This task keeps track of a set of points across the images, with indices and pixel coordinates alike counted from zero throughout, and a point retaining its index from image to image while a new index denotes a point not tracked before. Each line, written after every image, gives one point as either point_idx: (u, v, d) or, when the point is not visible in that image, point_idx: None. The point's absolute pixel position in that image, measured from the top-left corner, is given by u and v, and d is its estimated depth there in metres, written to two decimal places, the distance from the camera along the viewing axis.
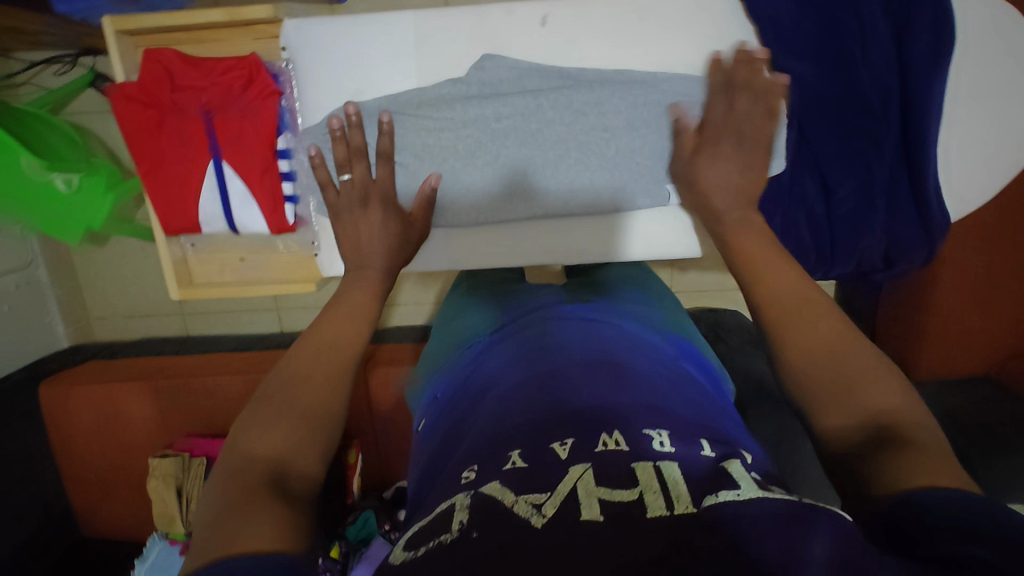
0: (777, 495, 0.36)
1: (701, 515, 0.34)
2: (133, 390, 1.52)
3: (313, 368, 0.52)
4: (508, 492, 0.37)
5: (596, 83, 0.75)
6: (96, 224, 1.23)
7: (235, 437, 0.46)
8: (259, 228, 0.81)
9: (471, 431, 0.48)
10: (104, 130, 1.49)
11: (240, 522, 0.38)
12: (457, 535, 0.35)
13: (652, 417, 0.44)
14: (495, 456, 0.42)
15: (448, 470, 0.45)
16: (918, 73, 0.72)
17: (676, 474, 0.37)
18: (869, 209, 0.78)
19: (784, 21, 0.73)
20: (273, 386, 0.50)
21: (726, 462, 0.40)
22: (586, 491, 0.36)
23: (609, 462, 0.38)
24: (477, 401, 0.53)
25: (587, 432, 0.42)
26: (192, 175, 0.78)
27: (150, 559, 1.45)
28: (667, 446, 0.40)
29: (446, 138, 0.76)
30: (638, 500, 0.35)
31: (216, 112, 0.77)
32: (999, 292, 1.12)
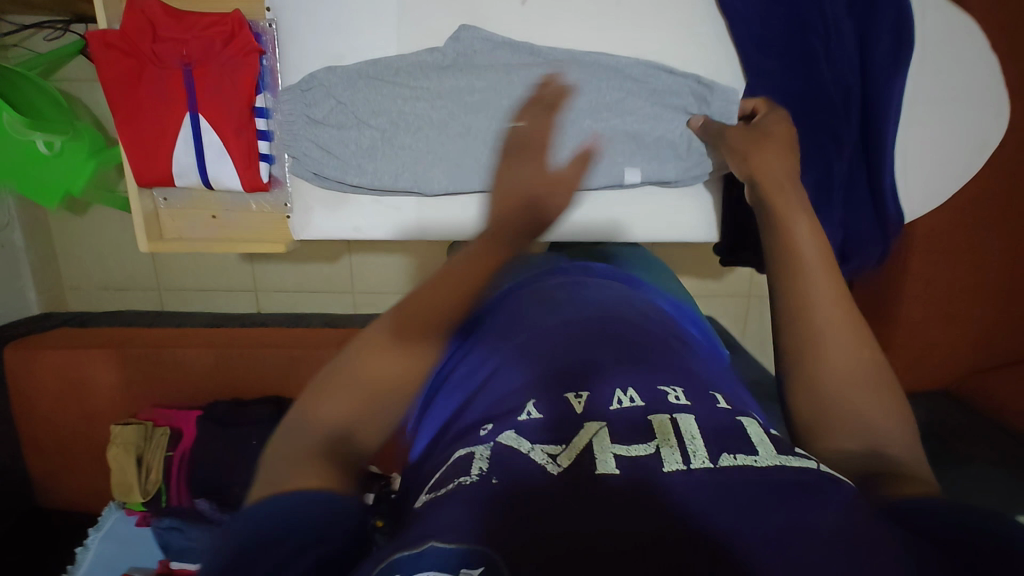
0: (798, 461, 0.33)
1: (717, 473, 0.32)
2: (101, 358, 1.51)
3: (398, 339, 0.45)
4: (524, 440, 0.35)
5: (564, 62, 0.78)
6: (76, 189, 1.25)
7: (303, 405, 0.40)
8: (232, 184, 0.82)
9: (479, 385, 0.45)
10: (92, 98, 1.49)
11: (292, 466, 0.36)
12: (476, 478, 0.32)
13: (668, 372, 0.42)
14: (510, 408, 0.39)
15: (458, 425, 0.42)
16: (877, 72, 0.76)
17: (692, 428, 0.35)
18: (828, 201, 0.79)
19: (752, 17, 0.77)
20: (348, 359, 0.43)
21: (741, 417, 0.38)
22: (601, 448, 0.34)
23: (624, 419, 0.36)
24: (477, 354, 0.49)
25: (604, 385, 0.40)
26: (168, 127, 0.79)
27: (105, 527, 1.44)
28: (684, 400, 0.38)
29: (421, 107, 0.79)
30: (654, 454, 0.33)
31: (196, 64, 0.77)
32: (965, 308, 1.15)
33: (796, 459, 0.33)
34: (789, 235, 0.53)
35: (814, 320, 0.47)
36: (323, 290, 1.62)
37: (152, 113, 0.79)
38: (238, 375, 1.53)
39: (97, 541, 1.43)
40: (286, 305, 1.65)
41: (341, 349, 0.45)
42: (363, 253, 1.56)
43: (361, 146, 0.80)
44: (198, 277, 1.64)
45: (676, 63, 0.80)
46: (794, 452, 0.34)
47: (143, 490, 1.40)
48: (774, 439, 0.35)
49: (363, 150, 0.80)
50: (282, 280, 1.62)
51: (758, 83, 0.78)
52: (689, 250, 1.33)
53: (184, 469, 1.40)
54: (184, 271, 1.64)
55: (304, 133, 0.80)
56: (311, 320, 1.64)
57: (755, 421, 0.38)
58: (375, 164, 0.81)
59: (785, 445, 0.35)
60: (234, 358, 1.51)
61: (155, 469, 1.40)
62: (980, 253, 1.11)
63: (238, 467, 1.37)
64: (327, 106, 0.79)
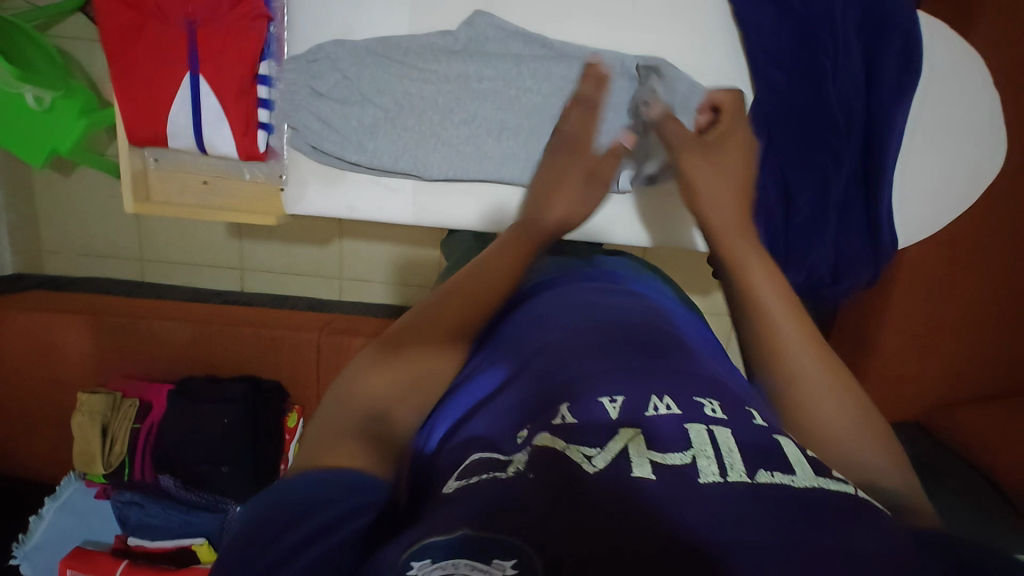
0: (839, 486, 0.32)
1: (757, 489, 0.30)
2: (74, 324, 1.46)
3: (434, 330, 0.49)
4: (558, 439, 0.34)
5: (576, 58, 0.77)
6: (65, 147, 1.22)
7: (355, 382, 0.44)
8: (227, 149, 0.80)
9: (510, 385, 0.44)
10: (88, 59, 1.45)
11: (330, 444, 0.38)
12: (513, 474, 0.31)
13: (706, 382, 0.41)
14: (545, 412, 0.38)
15: (491, 423, 0.40)
16: (881, 96, 0.76)
17: (730, 442, 0.34)
18: (822, 221, 0.80)
19: (767, 30, 0.76)
20: (387, 345, 0.47)
21: (778, 435, 0.36)
22: (637, 452, 0.33)
23: (661, 425, 0.35)
24: (504, 357, 0.48)
25: (640, 391, 0.39)
26: (166, 86, 0.77)
27: (62, 498, 1.39)
28: (719, 414, 0.37)
29: (427, 90, 0.78)
30: (690, 464, 0.32)
31: (201, 24, 0.75)
32: (943, 343, 1.16)
33: (835, 481, 0.32)
34: (745, 280, 0.52)
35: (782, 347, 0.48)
36: (311, 274, 1.60)
37: (150, 69, 0.76)
38: (215, 353, 1.49)
39: (52, 511, 1.38)
40: (272, 287, 1.62)
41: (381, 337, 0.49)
42: (355, 240, 1.54)
43: (364, 124, 0.79)
44: (182, 251, 1.60)
45: (688, 70, 0.79)
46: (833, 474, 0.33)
47: (105, 462, 1.35)
48: (811, 459, 0.34)
49: (363, 129, 0.79)
50: (270, 261, 1.59)
51: (765, 95, 0.78)
52: (682, 263, 1.33)
53: (150, 443, 1.36)
54: (168, 244, 1.60)
55: (308, 107, 0.79)
56: (295, 304, 1.61)
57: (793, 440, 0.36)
58: (374, 145, 0.80)
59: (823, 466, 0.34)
60: (216, 335, 1.47)
61: (121, 440, 1.36)
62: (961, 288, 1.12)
63: (207, 446, 1.34)
64: (332, 79, 0.78)
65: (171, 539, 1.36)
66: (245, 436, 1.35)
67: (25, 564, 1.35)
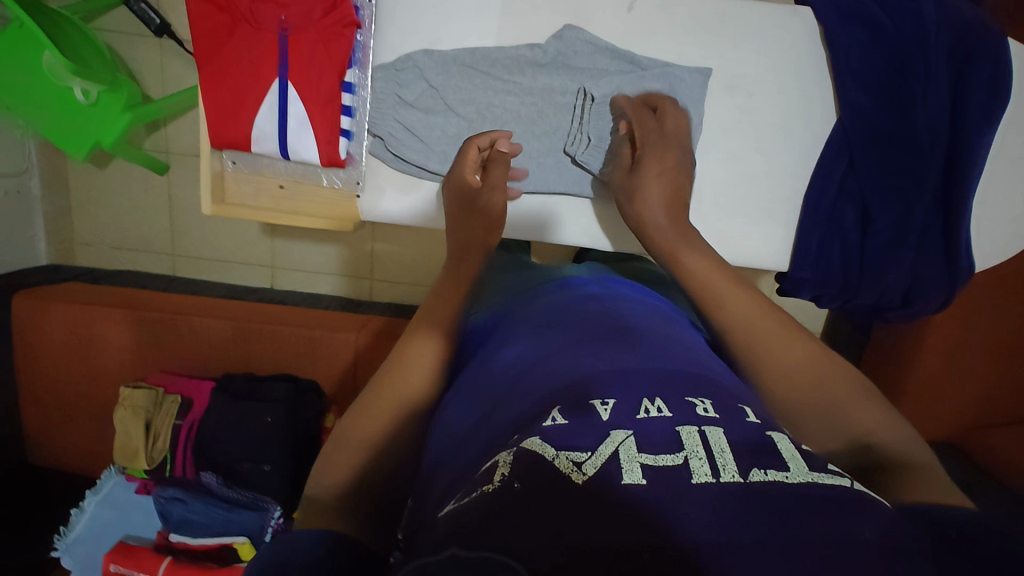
0: (830, 479, 0.33)
1: (749, 489, 0.31)
2: (114, 317, 1.46)
3: (382, 405, 0.54)
4: (549, 446, 0.35)
5: (663, 73, 0.77)
6: (105, 141, 1.29)
7: (346, 422, 0.54)
8: (310, 156, 0.80)
9: (489, 407, 0.48)
10: (129, 52, 1.44)
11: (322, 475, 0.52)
12: (499, 484, 0.34)
13: (697, 389, 0.42)
14: (535, 419, 0.41)
15: (481, 441, 0.44)
16: (969, 121, 0.76)
17: (722, 442, 0.35)
18: (902, 245, 0.80)
19: (855, 51, 0.77)
20: (342, 430, 0.53)
21: (771, 433, 0.37)
22: (627, 456, 0.34)
23: (650, 427, 0.36)
24: (474, 385, 0.53)
25: (629, 396, 0.40)
26: (252, 91, 0.77)
27: (103, 492, 1.41)
28: (711, 413, 0.38)
29: (511, 101, 0.79)
30: (682, 465, 0.33)
31: (293, 29, 0.76)
32: (982, 364, 1.15)
33: (829, 476, 0.33)
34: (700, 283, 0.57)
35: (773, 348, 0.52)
36: (338, 273, 1.58)
37: (238, 73, 0.77)
38: (253, 349, 1.48)
39: (93, 505, 1.40)
40: (304, 286, 1.61)
41: (342, 418, 0.55)
42: (387, 241, 1.53)
43: (448, 132, 0.79)
44: (215, 247, 1.60)
45: (769, 88, 0.80)
46: (827, 469, 0.34)
47: (148, 456, 1.36)
48: (805, 454, 0.35)
49: (448, 136, 0.79)
50: (300, 259, 1.58)
51: (850, 117, 0.78)
52: None
53: (192, 439, 1.36)
54: (202, 240, 1.60)
55: (393, 114, 0.79)
56: (327, 303, 1.60)
57: (787, 437, 0.37)
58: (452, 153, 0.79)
59: (816, 461, 0.35)
60: (254, 332, 1.47)
61: (164, 437, 1.36)
62: (1008, 312, 1.10)
63: (250, 443, 1.34)
64: (418, 89, 0.78)
65: (211, 537, 1.35)
66: (285, 437, 1.34)
67: (66, 557, 1.36)
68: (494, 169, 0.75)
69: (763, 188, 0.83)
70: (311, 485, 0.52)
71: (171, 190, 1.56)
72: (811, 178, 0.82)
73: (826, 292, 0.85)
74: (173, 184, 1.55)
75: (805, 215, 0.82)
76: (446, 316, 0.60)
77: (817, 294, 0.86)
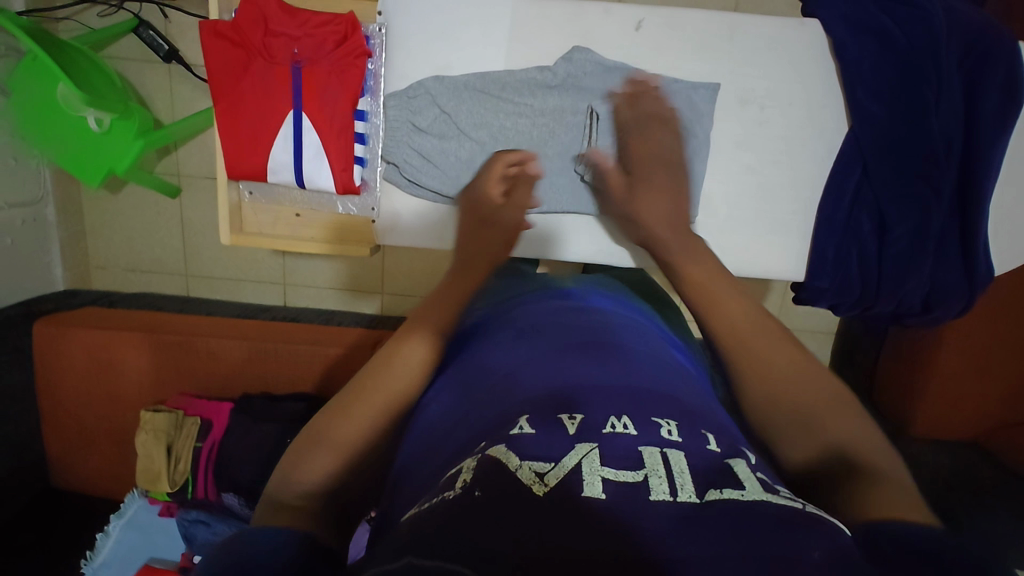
0: (782, 500, 0.34)
1: (702, 508, 0.33)
2: (133, 340, 1.49)
3: (370, 397, 0.52)
4: (513, 456, 0.37)
5: (671, 92, 0.78)
6: (118, 166, 1.30)
7: (328, 412, 0.51)
8: (325, 184, 0.82)
9: (465, 412, 0.48)
10: (139, 78, 1.46)
11: (292, 469, 0.47)
12: (460, 491, 0.35)
13: (666, 406, 0.43)
14: (503, 426, 0.42)
15: (452, 446, 0.44)
16: (984, 127, 0.76)
17: (682, 462, 0.36)
18: (921, 251, 0.79)
19: (865, 64, 0.77)
20: (321, 423, 0.50)
21: (732, 458, 0.38)
22: (589, 469, 0.36)
23: (615, 443, 0.38)
24: (450, 389, 0.53)
25: (599, 413, 0.42)
26: (271, 122, 0.80)
27: (128, 515, 1.43)
28: (675, 435, 0.39)
29: (522, 123, 0.79)
30: (641, 482, 0.35)
31: (306, 61, 0.78)
32: (1006, 363, 1.13)
33: (781, 497, 0.34)
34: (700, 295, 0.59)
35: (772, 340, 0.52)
36: (347, 288, 1.59)
37: (254, 106, 0.80)
38: (268, 368, 1.49)
39: (119, 529, 1.42)
40: (317, 302, 1.62)
41: (320, 411, 0.52)
42: (395, 254, 1.54)
43: (460, 155, 0.79)
44: (227, 267, 1.62)
45: (779, 100, 0.80)
46: (781, 491, 0.35)
47: (172, 479, 1.38)
48: (761, 478, 0.36)
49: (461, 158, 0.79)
50: (312, 276, 1.59)
51: (861, 126, 0.78)
52: None
53: (213, 460, 1.37)
54: (214, 260, 1.62)
55: (406, 140, 0.80)
56: (341, 319, 1.60)
57: (746, 460, 0.39)
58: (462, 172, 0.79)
59: (772, 484, 0.36)
60: (269, 351, 1.48)
61: (185, 459, 1.38)
62: None
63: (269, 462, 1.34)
64: (431, 115, 0.79)
65: None
66: None
67: None
68: (518, 188, 0.74)
69: (784, 200, 0.83)
70: (273, 475, 0.47)
71: (183, 213, 1.58)
72: (824, 187, 0.82)
73: (844, 301, 0.85)
74: (185, 207, 1.57)
75: (819, 225, 0.83)
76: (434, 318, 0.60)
77: (835, 303, 0.86)
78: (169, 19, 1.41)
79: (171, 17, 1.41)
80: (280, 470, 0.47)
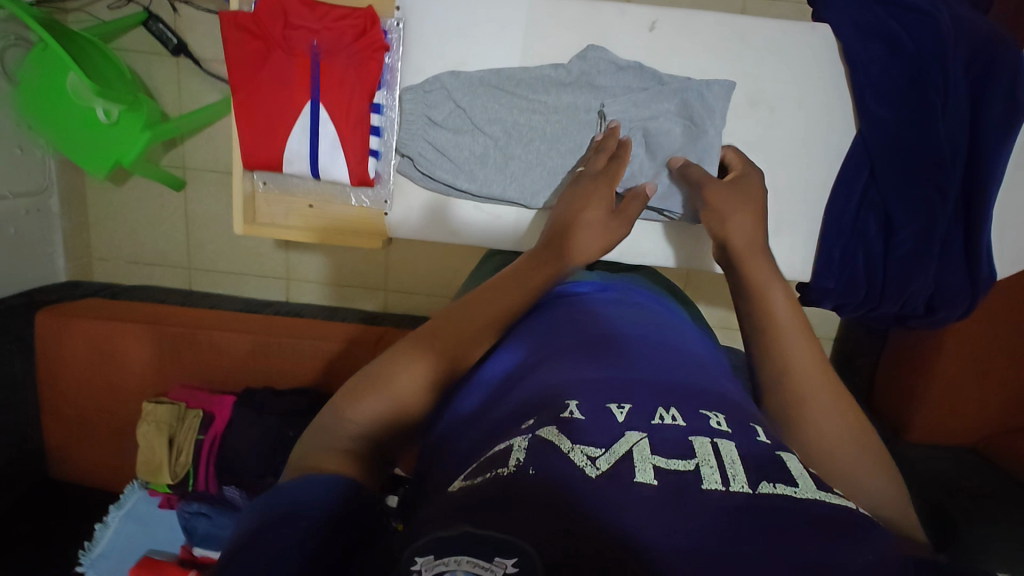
0: (835, 499, 0.35)
1: (756, 498, 0.33)
2: (137, 331, 1.48)
3: (423, 358, 0.52)
4: (564, 439, 0.38)
5: (682, 89, 0.79)
6: (125, 157, 1.30)
7: (384, 362, 0.51)
8: (340, 176, 0.83)
9: (510, 396, 0.49)
10: (147, 70, 1.46)
11: (344, 412, 0.47)
12: (513, 469, 0.36)
13: (709, 402, 0.44)
14: (552, 406, 0.43)
15: (490, 428, 0.45)
16: (988, 132, 0.77)
17: (733, 453, 0.37)
18: (925, 255, 0.81)
19: (875, 68, 0.78)
20: (377, 370, 0.51)
21: (782, 451, 0.39)
22: (641, 456, 0.36)
23: (664, 433, 0.39)
24: (479, 387, 0.55)
25: (644, 403, 0.43)
26: (286, 113, 0.81)
27: (127, 507, 1.43)
28: (724, 426, 0.41)
29: (536, 120, 0.80)
30: (693, 471, 0.35)
31: (324, 54, 0.80)
32: (1005, 370, 1.14)
33: (834, 496, 0.35)
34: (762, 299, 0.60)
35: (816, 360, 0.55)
36: (351, 284, 1.60)
37: (272, 97, 0.81)
38: (271, 365, 1.50)
39: (118, 520, 1.42)
40: (320, 297, 1.62)
41: (379, 356, 0.53)
42: (401, 250, 1.55)
43: (476, 149, 0.80)
44: (231, 260, 1.62)
45: (790, 102, 0.82)
46: (833, 489, 0.36)
47: (172, 472, 1.38)
48: (814, 475, 0.37)
49: (474, 154, 0.80)
50: (316, 272, 1.60)
51: (869, 129, 0.80)
52: None
53: (215, 453, 1.38)
54: (218, 253, 1.62)
55: (422, 133, 0.80)
56: (344, 315, 1.60)
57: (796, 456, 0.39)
58: (482, 168, 0.81)
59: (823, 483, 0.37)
60: (274, 346, 1.48)
61: (187, 451, 1.38)
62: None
63: (272, 456, 1.35)
64: (446, 109, 0.80)
65: None
66: None
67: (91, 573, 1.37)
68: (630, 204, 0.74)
69: (790, 200, 0.84)
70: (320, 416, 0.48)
71: (187, 206, 1.58)
72: (832, 190, 0.83)
73: (849, 303, 0.87)
74: (189, 200, 1.57)
75: (826, 226, 0.84)
76: (498, 299, 0.59)
77: (839, 303, 0.87)
78: (179, 13, 1.42)
79: (180, 10, 1.42)
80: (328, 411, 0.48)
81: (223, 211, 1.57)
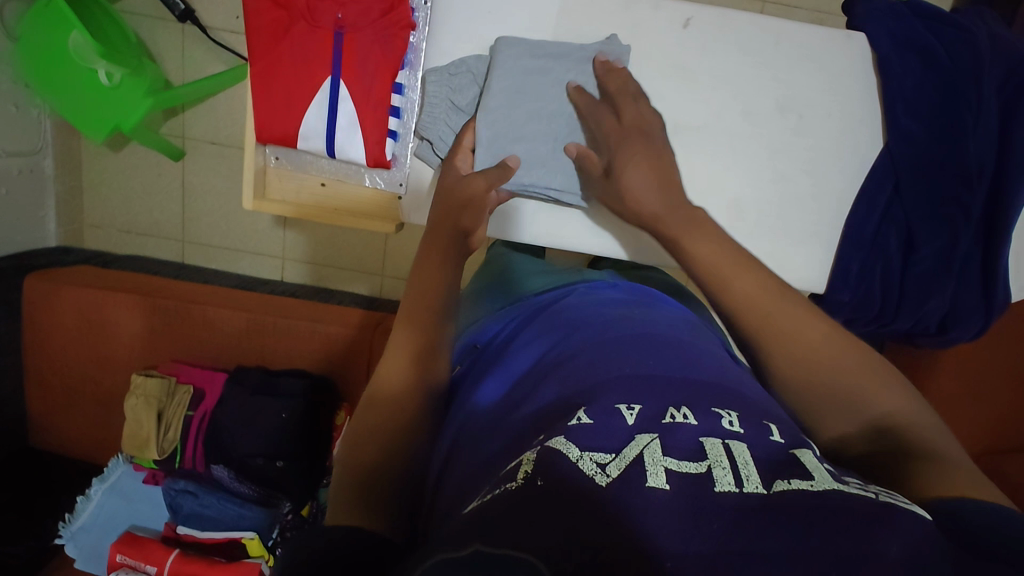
0: (854, 490, 0.33)
1: (771, 499, 0.32)
2: (128, 301, 1.42)
3: (389, 370, 0.54)
4: (573, 446, 0.36)
5: (547, 50, 0.75)
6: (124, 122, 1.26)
7: (372, 382, 0.54)
8: (356, 156, 0.82)
9: (521, 403, 0.47)
10: (151, 34, 1.42)
11: (350, 448, 0.50)
12: (521, 482, 0.34)
13: (723, 400, 0.42)
14: (564, 416, 0.41)
15: (503, 435, 0.44)
16: (1017, 154, 0.77)
17: (746, 455, 0.36)
18: (944, 275, 0.81)
19: (908, 81, 0.77)
20: (363, 402, 0.54)
21: (797, 449, 0.38)
22: (652, 460, 0.35)
23: (676, 434, 0.37)
24: (497, 382, 0.54)
25: (656, 405, 0.41)
26: (306, 86, 0.80)
27: (110, 481, 1.41)
28: (737, 426, 0.39)
29: (542, 112, 0.76)
30: (705, 473, 0.34)
31: (348, 28, 0.79)
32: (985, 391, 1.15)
33: (855, 488, 0.33)
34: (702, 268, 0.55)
35: (772, 324, 0.51)
36: (350, 267, 1.57)
37: (291, 70, 0.79)
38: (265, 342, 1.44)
39: (100, 493, 1.40)
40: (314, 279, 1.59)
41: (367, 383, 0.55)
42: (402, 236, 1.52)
43: (512, 122, 0.75)
44: (226, 235, 1.58)
45: (819, 108, 0.80)
46: (853, 483, 0.34)
47: (159, 447, 1.36)
48: (830, 469, 0.35)
49: (511, 130, 0.75)
50: (312, 253, 1.57)
51: (895, 142, 0.79)
52: None
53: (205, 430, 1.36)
54: (214, 227, 1.58)
55: (444, 118, 0.77)
56: (341, 298, 1.58)
57: (812, 451, 0.38)
58: (520, 151, 0.75)
59: (840, 475, 0.35)
60: (269, 325, 1.43)
61: (175, 427, 1.36)
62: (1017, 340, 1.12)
63: (263, 437, 1.33)
64: (471, 94, 0.77)
65: (220, 531, 1.35)
66: (302, 433, 1.35)
67: (71, 545, 1.36)
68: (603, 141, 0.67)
69: (808, 210, 0.83)
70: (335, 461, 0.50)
71: (184, 176, 1.54)
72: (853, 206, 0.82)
73: (862, 317, 0.87)
74: (187, 171, 1.53)
75: (846, 240, 0.82)
76: (440, 282, 0.60)
77: (852, 317, 0.87)
78: None
79: None
80: (341, 450, 0.51)
81: (221, 184, 1.53)
